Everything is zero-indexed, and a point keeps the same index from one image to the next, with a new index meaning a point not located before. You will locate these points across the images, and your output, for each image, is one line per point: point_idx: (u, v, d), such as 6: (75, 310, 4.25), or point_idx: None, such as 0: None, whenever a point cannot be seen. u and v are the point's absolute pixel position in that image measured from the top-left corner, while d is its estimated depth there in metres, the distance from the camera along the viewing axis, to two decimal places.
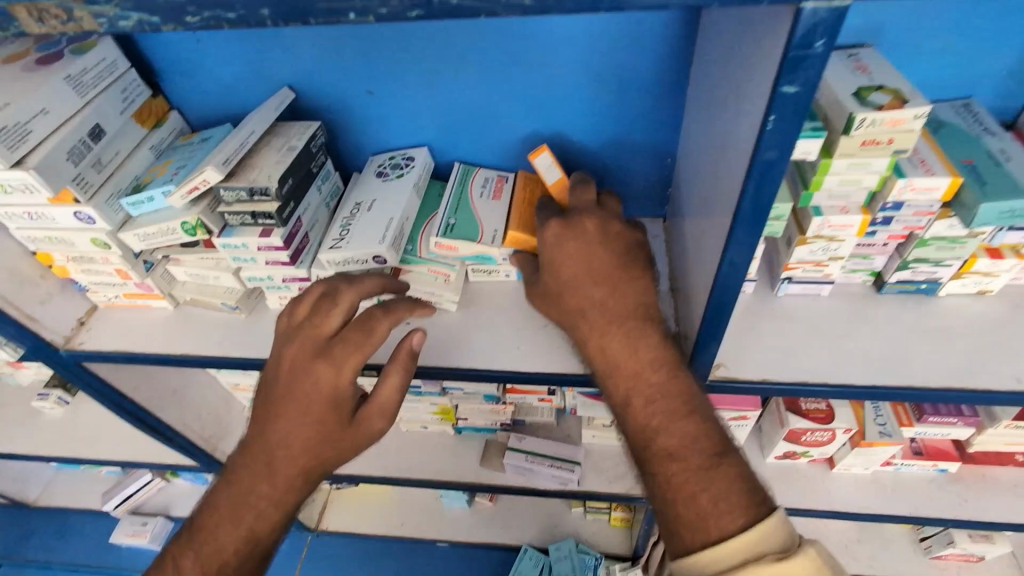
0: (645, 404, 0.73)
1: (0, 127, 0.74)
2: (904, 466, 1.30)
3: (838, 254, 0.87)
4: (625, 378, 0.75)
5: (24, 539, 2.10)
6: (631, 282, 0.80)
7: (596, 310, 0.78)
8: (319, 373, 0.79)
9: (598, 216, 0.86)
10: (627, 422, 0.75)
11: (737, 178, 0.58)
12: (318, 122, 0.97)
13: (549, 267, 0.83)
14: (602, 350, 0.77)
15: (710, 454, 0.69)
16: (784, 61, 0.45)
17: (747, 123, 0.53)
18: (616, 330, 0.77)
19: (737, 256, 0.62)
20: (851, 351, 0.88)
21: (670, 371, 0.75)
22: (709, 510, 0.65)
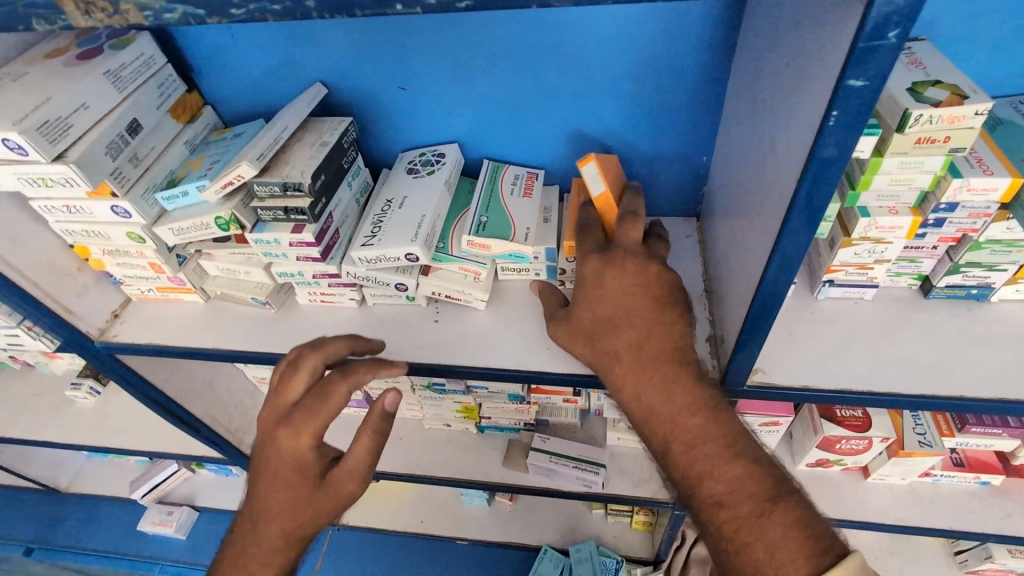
0: (685, 451, 0.72)
1: (43, 122, 0.75)
2: (944, 477, 1.26)
3: (884, 257, 0.84)
4: (661, 424, 0.74)
5: (55, 525, 2.16)
6: (662, 323, 0.78)
7: (627, 358, 0.77)
8: (284, 440, 0.81)
9: (639, 254, 0.82)
10: (670, 468, 0.74)
11: (789, 177, 0.55)
12: (350, 118, 0.97)
13: (584, 306, 0.81)
14: (636, 398, 0.77)
15: (761, 499, 0.66)
16: (852, 52, 0.42)
17: (805, 118, 0.51)
18: (650, 375, 0.76)
19: (786, 260, 0.60)
20: (897, 358, 0.85)
21: (707, 413, 0.73)
22: (766, 561, 0.63)
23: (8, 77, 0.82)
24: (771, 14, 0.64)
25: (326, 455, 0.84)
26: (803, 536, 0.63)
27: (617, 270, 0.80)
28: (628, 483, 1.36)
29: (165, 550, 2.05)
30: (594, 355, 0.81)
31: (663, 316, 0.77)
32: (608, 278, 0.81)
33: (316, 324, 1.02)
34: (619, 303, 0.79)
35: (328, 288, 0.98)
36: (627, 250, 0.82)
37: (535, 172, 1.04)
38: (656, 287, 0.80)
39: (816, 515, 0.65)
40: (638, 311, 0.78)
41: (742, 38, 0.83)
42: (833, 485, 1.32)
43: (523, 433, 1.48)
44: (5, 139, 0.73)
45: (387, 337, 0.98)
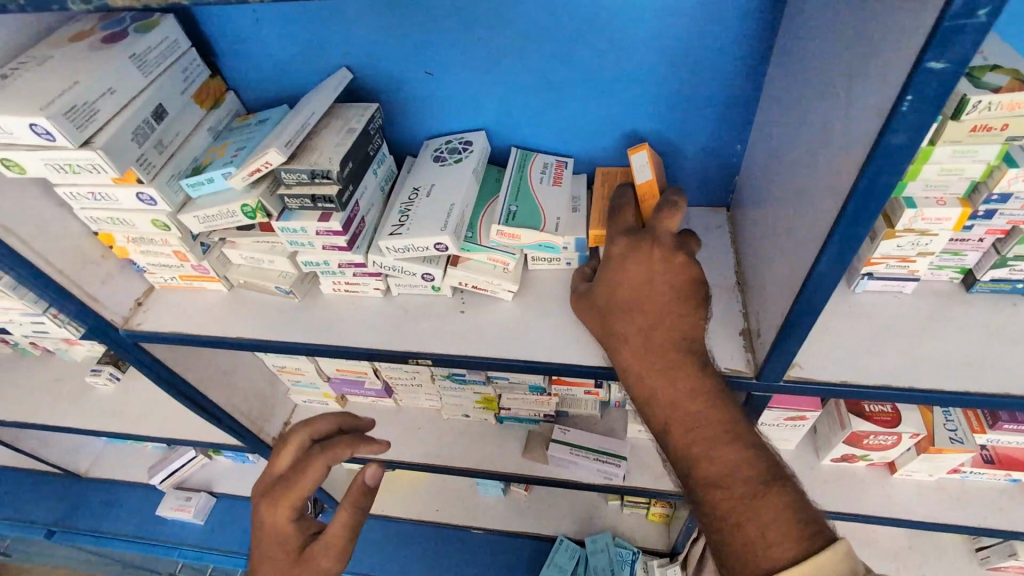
0: (685, 434, 0.73)
1: (70, 107, 0.73)
2: (973, 474, 1.23)
3: (927, 250, 0.81)
4: (664, 407, 0.75)
5: (75, 509, 2.19)
6: (674, 309, 0.77)
7: (634, 342, 0.77)
8: (266, 512, 0.92)
9: (673, 239, 0.80)
10: (669, 450, 0.75)
11: (849, 166, 0.54)
12: (375, 104, 0.95)
13: (601, 284, 0.81)
14: (640, 380, 0.77)
15: (756, 484, 0.69)
16: (936, 31, 0.40)
17: (874, 102, 0.49)
18: (657, 359, 0.76)
19: (839, 253, 0.58)
20: (939, 354, 0.82)
21: (710, 399, 0.74)
22: (756, 541, 0.66)
23: (32, 62, 0.80)
24: None
25: (309, 529, 0.94)
26: (791, 520, 0.66)
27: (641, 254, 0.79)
28: (649, 476, 1.35)
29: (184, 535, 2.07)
30: (601, 335, 0.81)
31: (676, 300, 0.77)
32: (624, 261, 0.80)
33: (340, 314, 1.01)
34: (634, 287, 0.78)
35: (353, 277, 0.97)
36: (657, 235, 0.80)
37: (564, 160, 1.02)
38: (671, 271, 0.78)
39: (804, 501, 0.68)
40: (650, 296, 0.77)
41: (786, 22, 0.80)
42: (858, 481, 1.30)
43: (542, 424, 1.47)
44: (33, 124, 0.72)
45: (413, 327, 0.97)
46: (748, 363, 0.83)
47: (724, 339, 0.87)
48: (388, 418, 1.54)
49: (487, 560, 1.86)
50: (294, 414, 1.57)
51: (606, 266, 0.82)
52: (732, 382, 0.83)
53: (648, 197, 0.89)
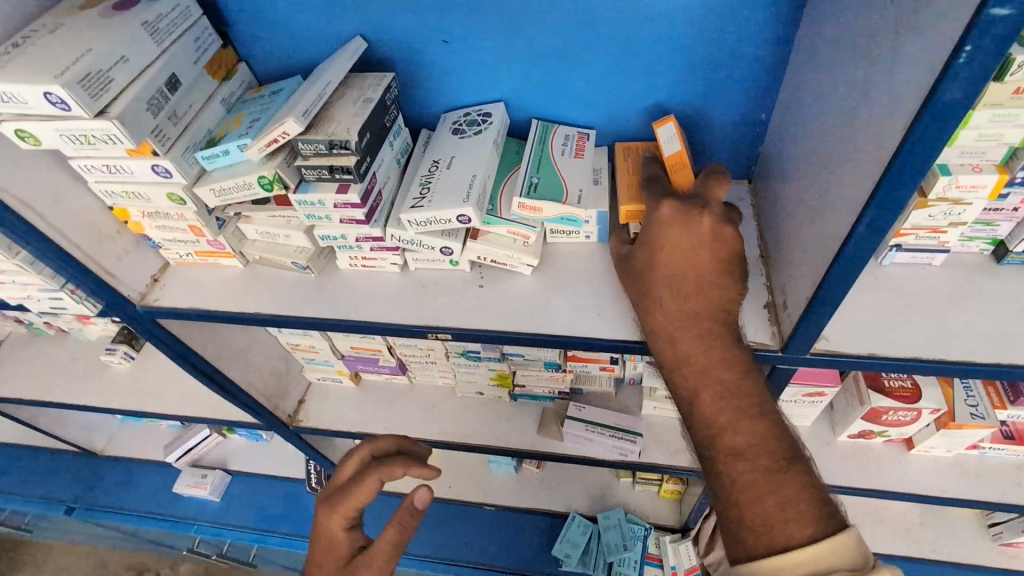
0: (713, 401, 0.72)
1: (84, 75, 0.72)
2: (992, 450, 1.23)
3: (960, 220, 0.79)
4: (694, 371, 0.75)
5: (93, 486, 2.22)
6: (714, 278, 0.77)
7: (670, 304, 0.77)
8: (323, 518, 0.95)
9: (718, 208, 0.79)
10: (693, 417, 0.74)
11: (895, 126, 0.53)
12: (392, 74, 0.93)
13: (643, 246, 0.81)
14: (672, 345, 0.77)
15: (779, 460, 0.68)
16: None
17: (922, 60, 0.49)
18: (693, 323, 0.76)
19: (881, 218, 0.57)
20: (969, 326, 0.81)
21: (742, 370, 0.74)
22: (775, 516, 0.65)
23: (44, 30, 0.78)
24: None
25: (357, 542, 0.95)
26: (812, 501, 0.65)
27: (692, 223, 0.77)
28: (664, 452, 1.35)
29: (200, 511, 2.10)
30: (638, 296, 0.81)
31: (718, 270, 0.77)
32: (671, 225, 0.78)
33: (357, 289, 1.01)
34: (676, 250, 0.78)
35: (371, 252, 0.96)
36: (702, 202, 0.79)
37: (585, 132, 1.00)
38: (716, 239, 0.78)
39: (823, 486, 0.67)
40: (692, 262, 0.77)
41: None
42: (875, 457, 1.29)
43: (557, 401, 1.47)
44: (48, 93, 0.70)
45: (431, 302, 0.96)
46: (774, 336, 0.82)
47: (748, 312, 0.86)
48: (402, 396, 1.55)
49: (500, 536, 1.88)
50: (309, 392, 1.58)
51: (648, 230, 0.81)
52: (757, 355, 0.82)
53: (680, 170, 0.87)
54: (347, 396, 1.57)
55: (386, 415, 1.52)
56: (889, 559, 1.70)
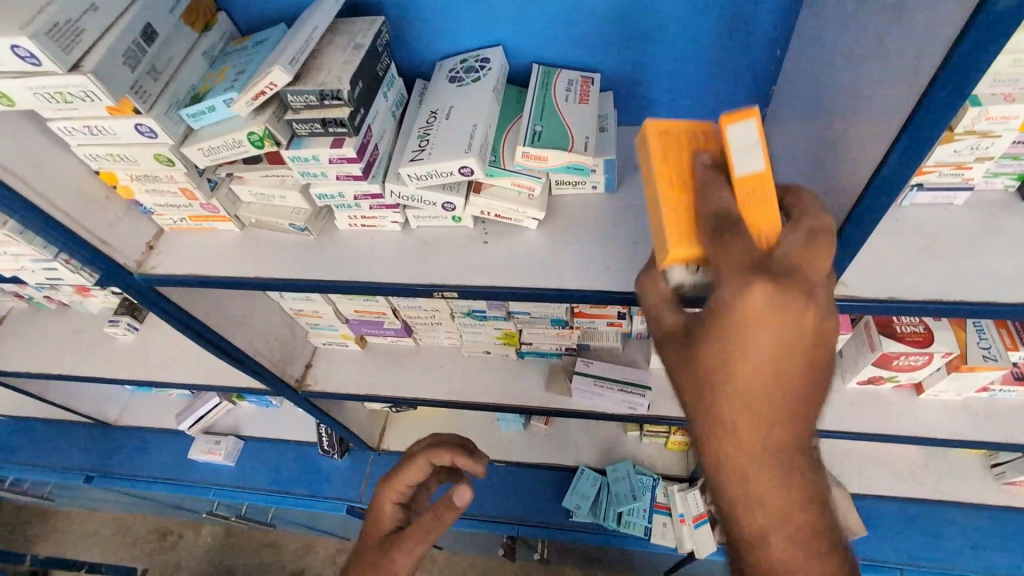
0: (783, 544, 0.61)
1: (52, 25, 0.67)
2: (1002, 391, 1.23)
3: (987, 154, 0.76)
4: (764, 513, 0.61)
5: (109, 455, 2.25)
6: (798, 404, 0.58)
7: (734, 402, 0.58)
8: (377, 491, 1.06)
9: (817, 293, 0.57)
10: (748, 550, 0.63)
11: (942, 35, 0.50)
12: (383, 18, 0.87)
13: (711, 336, 0.58)
14: (738, 476, 0.60)
15: None
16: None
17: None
18: (767, 455, 0.59)
19: (921, 137, 0.54)
20: (992, 266, 0.78)
21: (815, 503, 0.61)
22: None
23: None
24: None
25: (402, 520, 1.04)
26: None
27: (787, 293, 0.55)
28: (673, 404, 1.35)
29: (215, 476, 2.14)
30: (692, 401, 0.62)
31: (808, 390, 0.58)
32: (758, 321, 0.55)
33: (358, 250, 0.98)
34: (761, 367, 0.57)
35: (370, 210, 0.93)
36: (801, 284, 0.56)
37: (590, 76, 0.95)
38: (809, 340, 0.57)
39: None
40: (764, 368, 0.57)
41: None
42: (884, 403, 1.30)
43: (564, 357, 1.47)
44: (16, 46, 0.66)
45: (434, 260, 0.93)
46: None
47: None
48: (409, 357, 1.54)
49: (511, 490, 1.92)
50: (315, 356, 1.58)
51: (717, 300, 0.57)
52: None
53: (761, 201, 0.61)
54: (353, 359, 1.57)
55: (394, 377, 1.52)
56: (892, 500, 1.74)
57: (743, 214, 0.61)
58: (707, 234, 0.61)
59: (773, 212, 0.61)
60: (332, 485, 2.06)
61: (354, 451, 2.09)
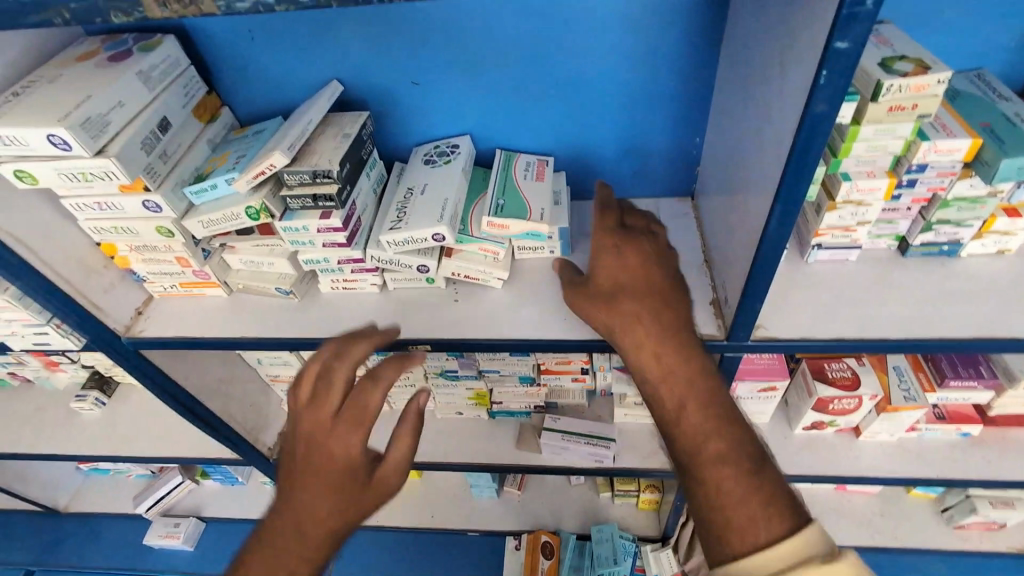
0: (679, 409, 0.74)
1: (85, 118, 0.79)
2: (929, 431, 1.35)
3: (865, 219, 0.92)
4: (673, 388, 0.75)
5: (57, 545, 2.12)
6: (685, 372, 0.75)
7: (649, 349, 0.77)
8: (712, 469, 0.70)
9: (681, 372, 0.75)
10: (675, 426, 0.74)
11: (790, 125, 0.65)
12: (366, 112, 1.03)
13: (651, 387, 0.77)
14: (673, 400, 0.74)
15: (696, 391, 0.74)
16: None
17: (805, 67, 0.60)
18: (707, 409, 0.73)
19: (789, 206, 0.69)
20: (878, 311, 0.92)
21: (701, 383, 0.75)
22: (702, 434, 0.71)
23: (42, 80, 0.85)
24: None
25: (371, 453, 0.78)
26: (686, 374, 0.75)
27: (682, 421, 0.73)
28: (637, 457, 1.42)
29: (171, 564, 2.03)
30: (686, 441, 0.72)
31: (682, 359, 0.76)
32: (684, 386, 0.74)
33: (339, 310, 1.07)
34: (671, 376, 0.75)
35: (352, 274, 1.03)
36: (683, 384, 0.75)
37: (545, 159, 1.11)
38: (691, 364, 0.76)
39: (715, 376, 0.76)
40: (648, 276, 0.82)
41: (731, 14, 0.91)
42: (828, 447, 1.40)
43: (533, 416, 1.54)
44: (51, 135, 0.77)
45: (412, 320, 1.03)
46: (720, 327, 0.93)
47: (697, 310, 0.96)
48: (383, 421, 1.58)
49: (486, 563, 1.87)
50: None
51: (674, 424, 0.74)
52: (707, 346, 0.92)
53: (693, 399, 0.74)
54: None
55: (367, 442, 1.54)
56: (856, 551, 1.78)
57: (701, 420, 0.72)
58: (705, 400, 0.73)
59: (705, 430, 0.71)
60: None
61: None
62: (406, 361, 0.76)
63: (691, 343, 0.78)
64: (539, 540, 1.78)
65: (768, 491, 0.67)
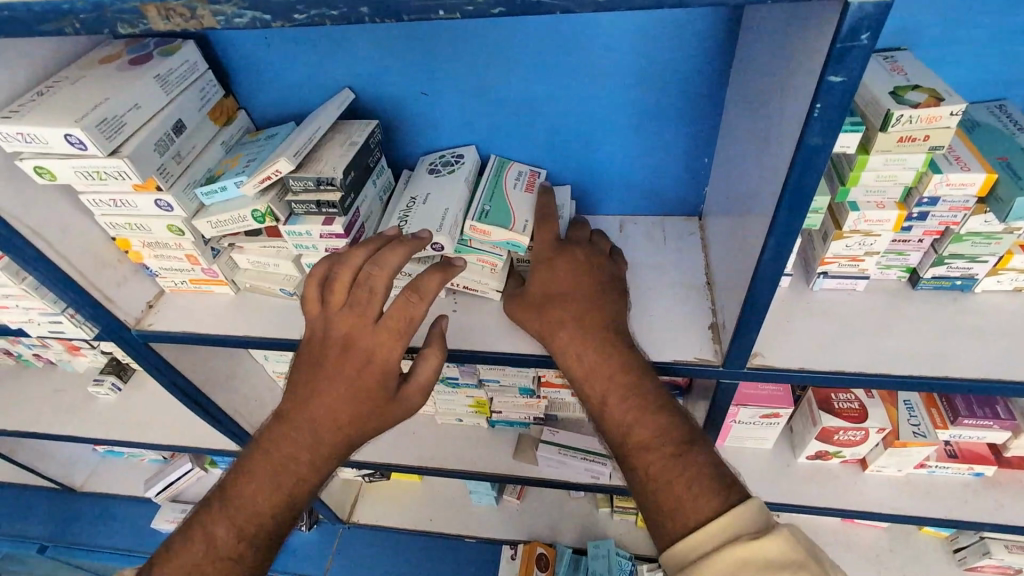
0: (602, 403, 0.85)
1: (101, 120, 0.82)
2: (939, 468, 1.30)
3: (873, 249, 0.89)
4: (599, 386, 0.86)
5: (71, 522, 2.20)
6: (609, 370, 0.85)
7: (573, 350, 0.88)
8: (643, 454, 0.79)
9: (603, 370, 0.86)
10: (605, 419, 0.84)
11: (786, 156, 0.64)
12: (375, 121, 1.05)
13: (581, 386, 0.88)
14: (600, 395, 0.85)
15: (622, 386, 0.84)
16: (846, 8, 0.49)
17: (801, 99, 0.60)
18: (630, 398, 0.83)
19: (782, 236, 0.68)
20: (882, 345, 0.89)
21: (624, 377, 0.84)
22: (632, 425, 0.81)
23: (66, 81, 0.89)
24: (776, 15, 0.70)
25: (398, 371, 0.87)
26: (611, 374, 0.85)
27: (609, 414, 0.84)
28: None
29: None
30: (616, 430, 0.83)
31: (604, 355, 0.87)
32: (606, 382, 0.85)
33: None
34: (597, 374, 0.86)
35: None
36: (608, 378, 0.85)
37: (535, 171, 1.12)
38: (614, 359, 0.86)
39: (636, 366, 0.85)
40: (576, 282, 0.94)
41: (742, 35, 0.90)
42: (832, 478, 1.36)
43: (532, 427, 1.53)
44: (68, 135, 0.81)
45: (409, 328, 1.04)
46: (716, 353, 0.91)
47: (694, 333, 0.95)
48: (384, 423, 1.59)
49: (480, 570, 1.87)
50: None
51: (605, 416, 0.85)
52: (702, 371, 0.91)
53: (618, 394, 0.84)
54: None
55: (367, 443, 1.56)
56: None
57: (627, 412, 0.82)
58: (628, 392, 0.83)
59: (638, 424, 0.81)
60: (296, 559, 2.01)
61: (323, 523, 2.06)
62: (449, 269, 0.89)
63: (613, 340, 0.88)
64: (533, 551, 1.76)
65: (700, 469, 0.74)
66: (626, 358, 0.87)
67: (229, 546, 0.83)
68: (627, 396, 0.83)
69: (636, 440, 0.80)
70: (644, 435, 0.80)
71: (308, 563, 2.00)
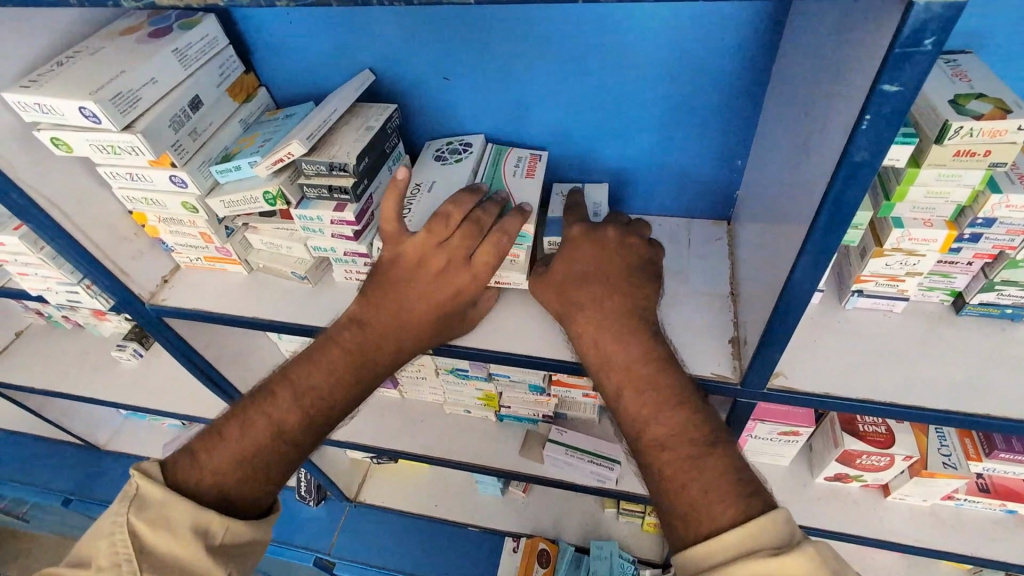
0: (619, 393, 0.79)
1: (116, 93, 0.81)
2: (968, 501, 1.23)
3: (916, 270, 0.83)
4: (616, 375, 0.81)
5: (94, 478, 2.29)
6: (629, 360, 0.81)
7: (591, 336, 0.84)
8: (658, 450, 0.73)
9: (623, 361, 0.81)
10: (619, 411, 0.79)
11: (827, 168, 0.58)
12: (394, 105, 1.01)
13: (598, 374, 0.83)
14: (616, 385, 0.80)
15: (642, 378, 0.79)
16: (910, 8, 0.43)
17: (849, 108, 0.54)
18: (647, 389, 0.78)
19: (815, 254, 0.62)
20: (915, 374, 0.83)
21: (648, 367, 0.79)
22: (648, 419, 0.76)
23: (86, 51, 0.88)
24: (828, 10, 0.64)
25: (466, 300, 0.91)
26: (630, 364, 0.80)
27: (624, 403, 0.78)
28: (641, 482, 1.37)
29: None
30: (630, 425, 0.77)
31: (624, 344, 0.82)
32: (624, 371, 0.80)
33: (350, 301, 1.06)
34: (614, 363, 0.81)
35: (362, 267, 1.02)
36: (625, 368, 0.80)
37: (538, 154, 1.06)
38: (633, 350, 0.81)
39: (658, 359, 0.81)
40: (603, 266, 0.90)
41: (788, 31, 0.83)
42: (849, 502, 1.30)
43: (541, 424, 1.51)
44: (83, 108, 0.80)
45: None
46: (735, 370, 0.87)
47: (713, 346, 0.90)
48: (392, 409, 1.59)
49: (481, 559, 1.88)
50: None
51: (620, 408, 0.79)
52: (719, 388, 0.87)
53: (637, 384, 0.78)
54: None
55: (375, 428, 1.56)
56: None
57: (644, 406, 0.77)
58: (645, 385, 0.78)
59: (655, 419, 0.75)
60: (303, 533, 2.05)
61: (330, 500, 2.09)
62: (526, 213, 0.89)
63: (636, 330, 0.83)
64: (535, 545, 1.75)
65: (718, 474, 0.68)
66: (649, 349, 0.82)
67: (300, 432, 0.81)
68: (645, 387, 0.78)
69: (652, 435, 0.75)
70: (660, 430, 0.74)
71: (314, 538, 2.03)
